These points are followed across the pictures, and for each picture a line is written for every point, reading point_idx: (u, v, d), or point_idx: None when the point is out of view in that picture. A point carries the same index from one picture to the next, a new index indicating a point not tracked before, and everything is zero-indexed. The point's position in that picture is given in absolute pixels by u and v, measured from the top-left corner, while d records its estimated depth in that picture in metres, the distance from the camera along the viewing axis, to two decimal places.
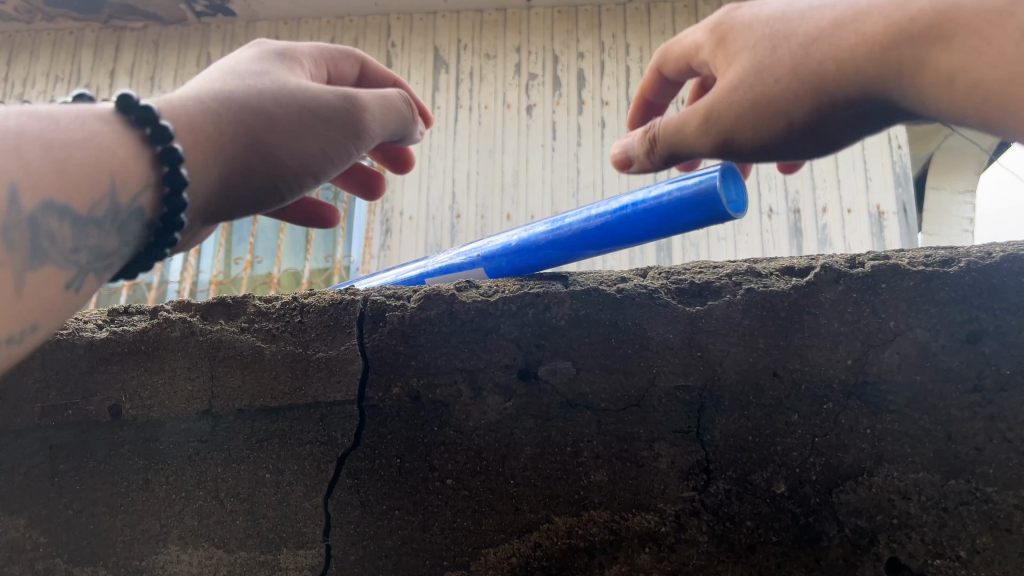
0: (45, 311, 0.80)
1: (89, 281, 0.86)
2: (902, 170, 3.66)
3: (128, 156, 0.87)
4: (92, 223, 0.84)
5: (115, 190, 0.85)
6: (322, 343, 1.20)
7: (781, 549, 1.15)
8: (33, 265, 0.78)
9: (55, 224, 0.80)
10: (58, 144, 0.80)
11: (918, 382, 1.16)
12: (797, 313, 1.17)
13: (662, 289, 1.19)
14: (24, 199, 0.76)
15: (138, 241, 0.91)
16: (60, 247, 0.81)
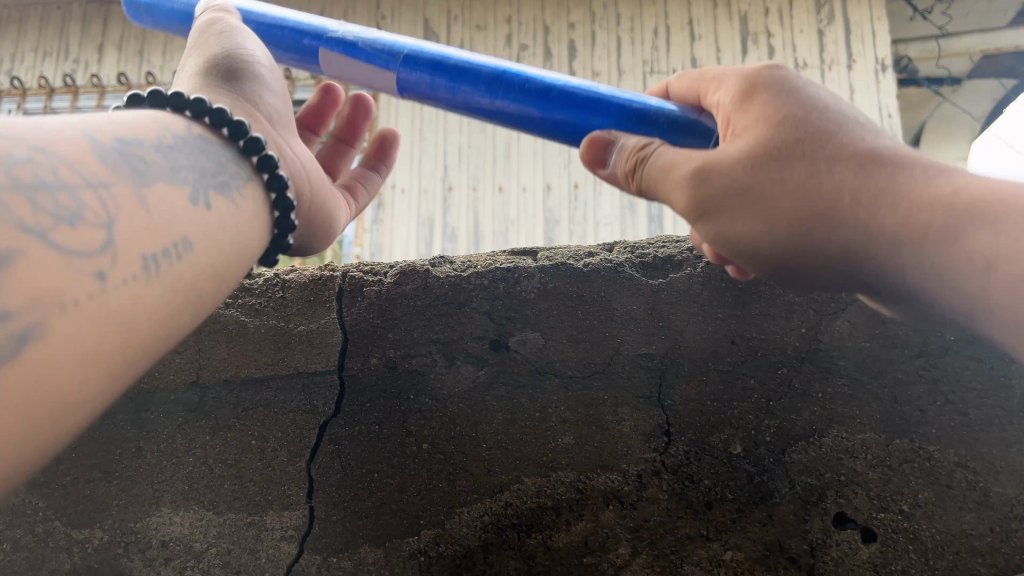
0: (190, 226, 0.85)
1: (214, 197, 0.92)
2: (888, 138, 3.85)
3: (162, 114, 0.94)
4: (175, 149, 0.90)
5: (164, 126, 0.92)
6: (303, 318, 1.29)
7: (736, 506, 1.22)
8: (155, 184, 0.82)
9: (147, 152, 0.84)
10: (99, 109, 0.85)
11: (867, 348, 1.24)
12: (755, 284, 1.25)
13: (626, 263, 1.28)
14: (104, 136, 0.81)
15: (234, 165, 0.99)
16: (166, 168, 0.86)
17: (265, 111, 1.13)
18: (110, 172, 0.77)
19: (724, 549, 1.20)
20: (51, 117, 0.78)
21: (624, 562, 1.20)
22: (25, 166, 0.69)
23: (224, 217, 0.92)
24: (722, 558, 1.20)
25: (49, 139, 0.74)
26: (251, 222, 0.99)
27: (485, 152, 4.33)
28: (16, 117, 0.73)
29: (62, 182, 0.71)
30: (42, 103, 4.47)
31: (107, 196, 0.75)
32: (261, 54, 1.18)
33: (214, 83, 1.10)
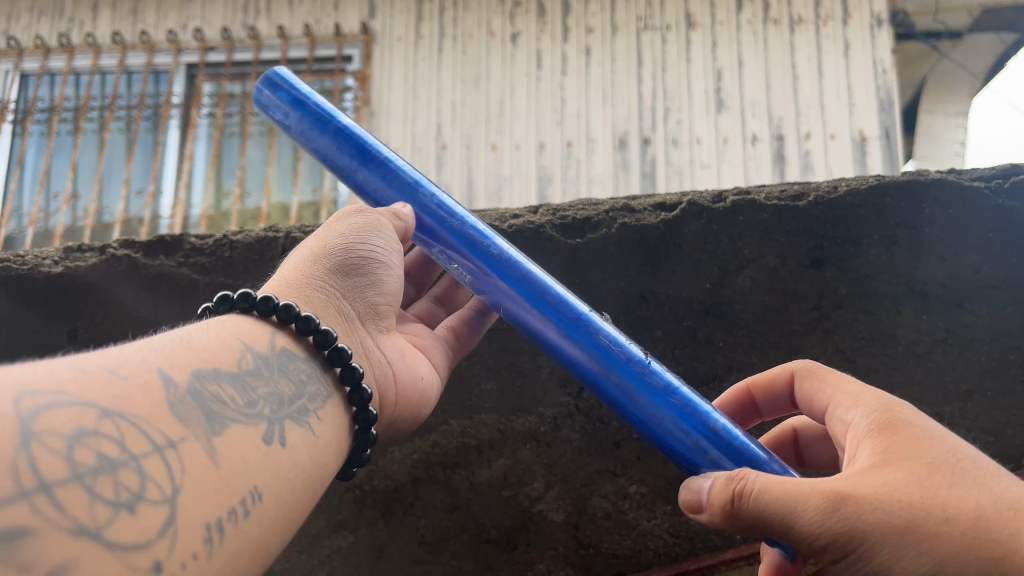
0: (262, 474, 0.74)
1: (291, 429, 0.81)
2: (885, 95, 4.21)
3: (244, 325, 0.87)
4: (250, 375, 0.81)
5: (246, 349, 0.84)
6: (250, 275, 1.39)
7: (642, 445, 1.34)
8: (225, 429, 0.73)
9: (219, 387, 0.76)
10: (170, 339, 0.79)
11: (766, 302, 1.39)
12: (664, 243, 1.38)
13: (547, 224, 1.38)
14: (180, 376, 0.74)
15: (315, 382, 0.89)
16: (239, 406, 0.77)
17: (368, 310, 1.04)
18: (180, 425, 0.69)
19: (630, 483, 1.34)
20: (118, 361, 0.70)
21: (539, 495, 1.34)
22: (88, 444, 0.61)
23: (300, 453, 0.81)
24: (628, 491, 1.34)
25: (118, 396, 0.66)
26: (332, 444, 0.88)
27: (477, 109, 4.44)
28: (83, 369, 0.67)
29: (126, 454, 0.63)
30: (38, 63, 4.61)
31: (172, 456, 0.66)
32: (384, 246, 1.05)
33: (325, 281, 1.00)
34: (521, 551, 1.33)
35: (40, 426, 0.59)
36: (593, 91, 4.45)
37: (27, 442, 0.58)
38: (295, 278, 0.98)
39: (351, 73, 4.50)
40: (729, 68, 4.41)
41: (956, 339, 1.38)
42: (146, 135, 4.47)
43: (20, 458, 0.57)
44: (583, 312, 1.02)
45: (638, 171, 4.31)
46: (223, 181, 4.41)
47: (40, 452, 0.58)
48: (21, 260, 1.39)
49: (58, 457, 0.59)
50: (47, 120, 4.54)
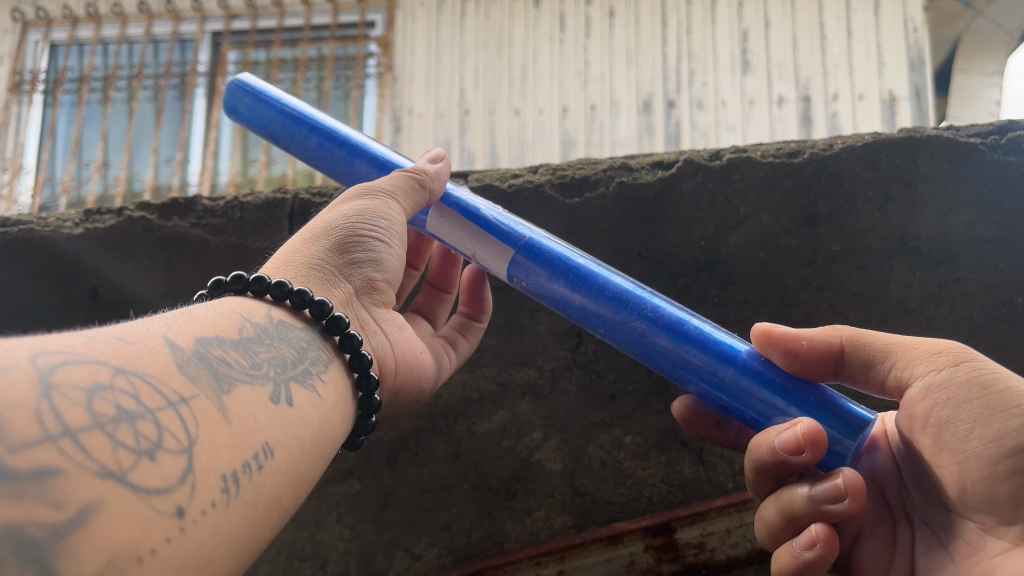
0: (272, 430, 0.73)
1: (296, 391, 0.79)
2: (915, 54, 4.15)
3: (241, 304, 0.85)
4: (253, 343, 0.80)
5: (244, 320, 0.82)
6: (259, 236, 1.45)
7: (637, 397, 1.40)
8: (231, 389, 0.71)
9: (222, 351, 0.75)
10: (167, 312, 0.77)
11: (760, 259, 1.42)
12: (661, 201, 1.40)
13: (546, 184, 1.42)
14: (184, 341, 0.72)
15: (315, 348, 0.87)
16: (244, 368, 0.75)
17: (367, 286, 1.02)
18: (191, 383, 0.68)
19: (625, 434, 1.40)
20: (127, 328, 0.69)
21: (538, 445, 1.40)
22: (105, 397, 0.60)
23: (307, 413, 0.79)
24: (623, 442, 1.40)
25: (128, 357, 0.65)
26: (336, 412, 0.86)
27: (500, 73, 4.45)
28: (92, 335, 0.65)
29: (142, 407, 0.62)
30: (67, 33, 4.70)
31: (187, 411, 0.65)
32: (388, 226, 1.03)
33: (323, 258, 0.98)
34: (519, 499, 1.39)
35: (58, 379, 0.58)
36: (617, 55, 4.44)
37: (48, 392, 0.57)
38: (291, 258, 0.96)
39: (374, 39, 4.52)
40: (755, 30, 4.37)
41: (948, 294, 1.41)
42: (173, 103, 4.54)
43: (44, 405, 0.56)
44: (590, 266, 1.02)
45: (662, 136, 4.29)
46: (250, 148, 4.47)
47: (61, 402, 0.57)
48: (45, 222, 1.46)
49: (78, 408, 0.58)
50: (78, 90, 4.63)
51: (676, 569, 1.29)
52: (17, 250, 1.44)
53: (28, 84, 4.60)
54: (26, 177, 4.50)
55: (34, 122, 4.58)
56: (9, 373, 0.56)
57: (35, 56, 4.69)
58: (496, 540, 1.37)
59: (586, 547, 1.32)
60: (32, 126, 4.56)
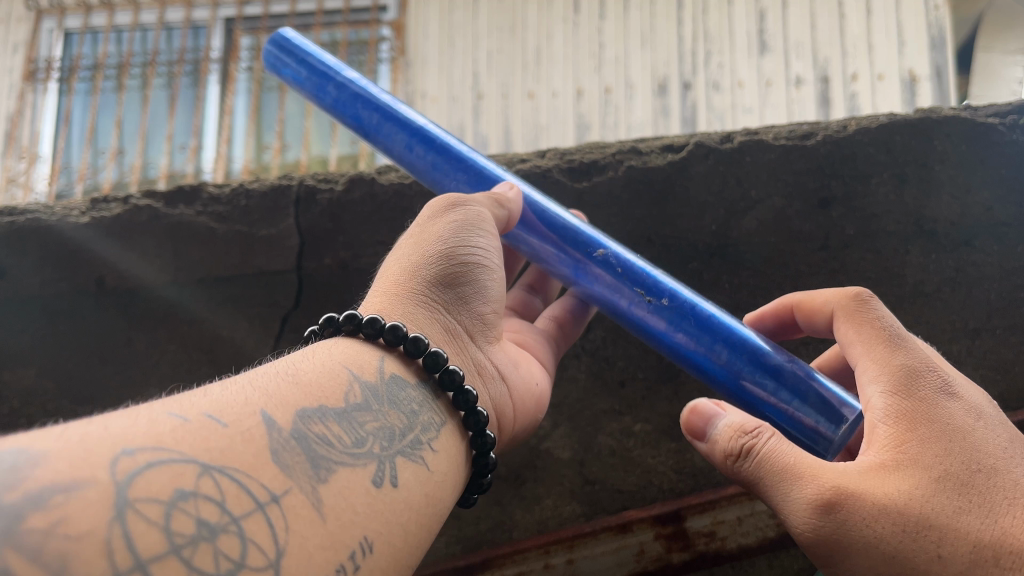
0: (372, 521, 0.71)
1: (402, 466, 0.78)
2: (936, 33, 4.06)
3: (351, 352, 0.84)
4: (362, 409, 0.78)
5: (353, 380, 0.81)
6: (265, 223, 1.44)
7: (646, 384, 1.38)
8: (330, 475, 0.70)
9: (325, 426, 0.74)
10: (274, 374, 0.77)
11: (772, 243, 1.40)
12: (671, 185, 1.37)
13: (555, 168, 1.40)
14: (284, 418, 0.71)
15: (427, 411, 0.85)
16: (346, 446, 0.74)
17: (477, 322, 1.00)
18: (283, 476, 0.67)
19: (635, 422, 1.38)
20: (223, 409, 0.69)
21: (546, 433, 1.39)
22: (186, 510, 0.59)
23: (412, 491, 0.77)
24: (633, 429, 1.39)
25: (217, 448, 0.65)
26: (443, 478, 0.84)
27: (513, 57, 4.41)
28: (185, 417, 0.66)
29: (226, 517, 0.61)
30: (81, 21, 4.70)
31: (275, 512, 0.64)
32: (488, 251, 1.01)
33: (429, 298, 0.96)
34: (528, 486, 1.39)
35: (137, 493, 0.58)
36: (632, 37, 4.39)
37: (122, 512, 0.56)
38: (394, 297, 0.94)
39: (386, 23, 4.49)
40: (773, 9, 4.30)
41: (965, 278, 1.39)
42: (187, 90, 4.54)
43: (114, 532, 0.55)
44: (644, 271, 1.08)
45: (679, 118, 4.24)
46: (263, 134, 4.45)
47: (136, 524, 0.56)
48: (52, 211, 1.44)
49: (155, 528, 0.57)
50: (92, 78, 4.65)
51: (686, 558, 1.28)
52: (24, 239, 1.42)
53: (42, 72, 4.61)
54: (42, 165, 4.52)
55: (49, 110, 4.59)
56: (85, 490, 0.57)
57: (49, 44, 4.70)
58: (505, 528, 1.38)
59: (595, 536, 1.31)
60: (49, 114, 4.58)
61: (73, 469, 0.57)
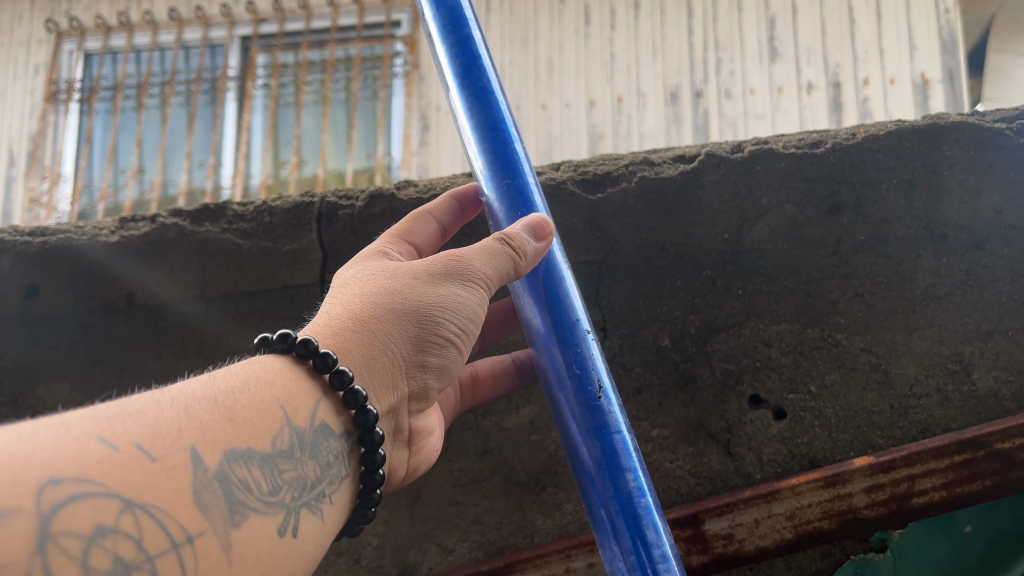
0: (269, 569, 0.77)
1: (304, 519, 0.84)
2: (948, 36, 4.14)
3: (289, 385, 0.89)
4: (284, 456, 0.83)
5: (285, 423, 0.85)
6: (288, 238, 1.48)
7: (662, 389, 1.43)
8: (242, 521, 0.75)
9: (248, 472, 0.78)
10: (211, 405, 0.80)
11: (784, 249, 1.42)
12: (684, 195, 1.39)
13: (568, 181, 1.39)
14: (212, 458, 0.75)
15: (338, 464, 0.92)
16: (263, 493, 0.79)
17: (421, 390, 1.05)
18: (201, 517, 0.72)
19: (653, 426, 1.42)
20: (153, 439, 0.72)
21: None
22: (104, 548, 0.63)
23: (308, 538, 0.84)
24: (651, 435, 1.41)
25: (143, 484, 0.69)
26: (336, 520, 0.91)
27: (527, 68, 4.44)
28: (116, 446, 0.69)
29: (142, 554, 0.65)
30: (100, 42, 4.78)
31: (188, 553, 0.69)
32: (463, 332, 1.05)
33: (398, 349, 0.99)
34: (549, 492, 1.42)
35: (58, 527, 0.62)
36: (643, 46, 4.41)
37: (44, 544, 0.60)
38: (372, 335, 0.97)
39: (400, 39, 4.51)
40: (783, 16, 4.33)
41: (976, 280, 1.40)
42: (205, 108, 4.63)
43: (36, 563, 0.59)
44: (582, 330, 1.07)
45: (690, 126, 4.27)
46: (280, 150, 4.54)
47: (56, 557, 0.60)
48: (83, 231, 1.50)
49: (73, 563, 0.61)
50: (112, 100, 4.72)
51: (705, 561, 1.29)
52: (56, 259, 1.48)
53: (64, 94, 4.70)
54: (64, 185, 4.60)
55: (72, 130, 4.69)
56: (11, 520, 0.60)
57: (69, 65, 4.77)
58: (527, 534, 1.41)
59: None
60: (71, 134, 4.68)
61: (1, 498, 0.60)
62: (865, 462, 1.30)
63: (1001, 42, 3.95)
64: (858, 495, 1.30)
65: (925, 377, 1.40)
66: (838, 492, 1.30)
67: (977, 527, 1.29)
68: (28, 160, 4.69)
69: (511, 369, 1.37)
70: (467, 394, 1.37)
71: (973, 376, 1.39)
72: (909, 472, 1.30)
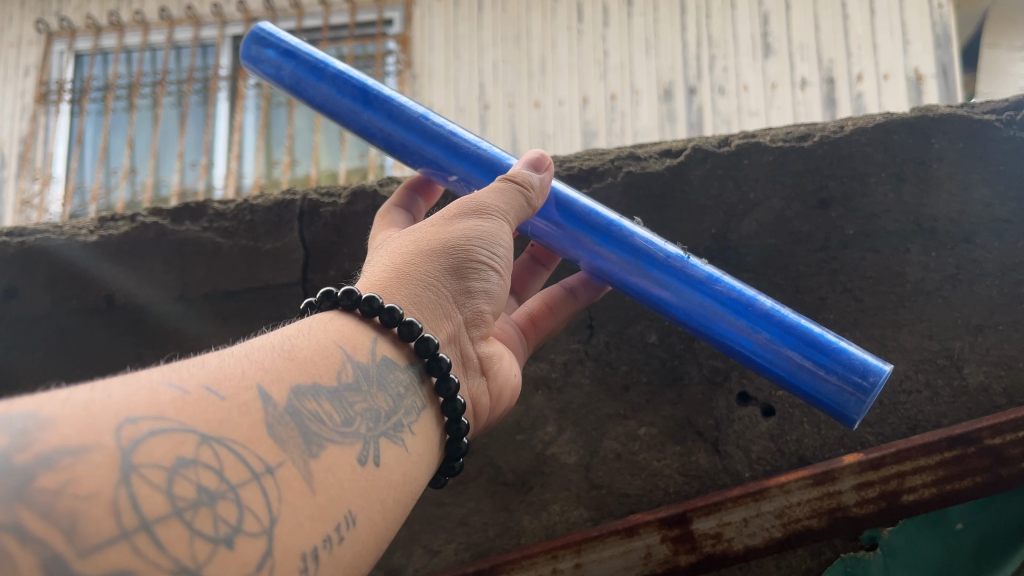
0: (357, 497, 0.73)
1: (384, 447, 0.79)
2: (941, 31, 4.08)
3: (344, 329, 0.84)
4: (352, 389, 0.79)
5: (346, 359, 0.81)
6: (269, 237, 1.47)
7: (649, 387, 1.41)
8: (321, 450, 0.71)
9: (318, 403, 0.74)
10: (270, 348, 0.76)
11: (772, 245, 1.40)
12: (670, 190, 1.38)
13: (555, 175, 1.42)
14: (279, 392, 0.71)
15: (411, 395, 0.87)
16: (336, 424, 0.74)
17: (477, 318, 1.01)
18: (278, 449, 0.67)
19: (640, 425, 1.40)
20: (219, 378, 0.68)
21: (552, 438, 1.42)
22: (187, 477, 0.59)
23: (392, 471, 0.79)
24: (638, 433, 1.40)
25: (217, 420, 0.64)
26: (420, 458, 0.86)
27: (519, 66, 4.44)
28: (184, 388, 0.65)
29: (224, 484, 0.61)
30: (91, 43, 4.75)
31: (270, 483, 0.65)
32: (498, 252, 1.02)
33: (440, 281, 0.96)
34: (536, 492, 1.41)
35: (140, 459, 0.58)
36: (636, 43, 4.40)
37: (128, 476, 0.56)
38: (408, 274, 0.94)
39: (392, 37, 4.53)
40: (777, 12, 4.31)
41: (966, 274, 1.38)
42: (197, 108, 4.59)
43: (121, 494, 0.55)
44: (612, 220, 1.11)
45: (684, 122, 4.25)
46: (273, 150, 4.52)
47: (141, 488, 0.56)
48: (61, 231, 1.48)
49: (158, 492, 0.57)
50: (103, 100, 4.69)
51: (694, 561, 1.28)
52: (36, 259, 1.47)
53: (54, 94, 4.67)
54: (56, 186, 4.56)
55: (63, 131, 4.65)
56: (90, 454, 0.56)
57: (60, 66, 4.74)
58: (513, 535, 1.39)
59: (602, 541, 1.31)
60: (63, 134, 4.63)
61: (79, 433, 0.57)
62: (853, 459, 1.28)
63: (997, 35, 3.92)
64: (848, 492, 1.28)
65: (915, 372, 1.38)
66: (827, 490, 1.28)
67: (968, 524, 1.28)
68: (19, 161, 4.66)
69: (564, 298, 1.30)
70: (530, 338, 1.28)
71: (964, 371, 1.37)
72: (899, 468, 1.28)
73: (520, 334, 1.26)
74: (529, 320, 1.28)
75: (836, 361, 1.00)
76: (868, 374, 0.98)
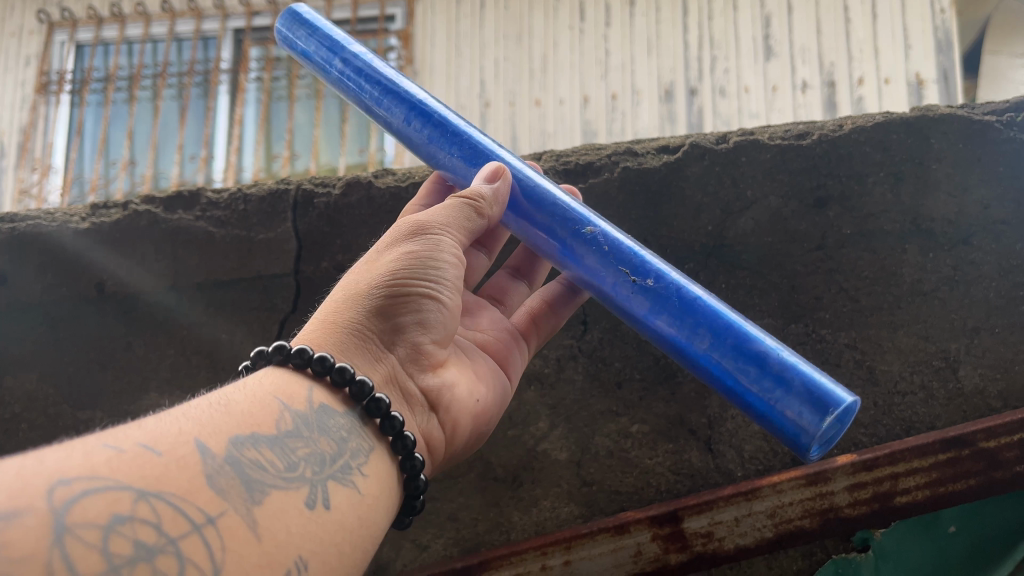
0: (306, 541, 0.73)
1: (333, 491, 0.79)
2: (942, 36, 4.07)
3: (281, 381, 0.86)
4: (292, 437, 0.80)
5: (284, 408, 0.82)
6: (263, 228, 1.45)
7: (643, 384, 1.40)
8: (264, 497, 0.72)
9: (257, 452, 0.75)
10: (207, 405, 0.78)
11: (769, 243, 1.39)
12: (666, 187, 1.37)
13: (550, 170, 1.41)
14: (216, 444, 0.73)
15: (356, 437, 0.87)
16: (279, 470, 0.75)
17: (414, 352, 1.01)
18: (219, 498, 0.69)
19: (632, 422, 1.39)
20: (154, 435, 0.70)
21: (543, 434, 1.41)
22: (124, 534, 0.61)
23: (344, 513, 0.79)
24: (630, 430, 1.39)
25: (153, 476, 0.66)
26: (379, 500, 0.86)
27: (521, 64, 4.43)
28: (121, 447, 0.67)
29: (163, 538, 0.62)
30: (92, 33, 4.72)
31: (212, 534, 0.66)
32: (433, 285, 1.02)
33: (364, 325, 0.96)
34: (526, 488, 1.40)
35: (73, 519, 0.59)
36: (638, 43, 4.38)
37: (61, 536, 0.58)
38: (333, 323, 0.95)
39: (394, 33, 4.53)
40: (779, 15, 4.30)
41: (963, 276, 1.37)
42: (196, 101, 4.58)
43: (55, 555, 0.57)
44: (586, 224, 1.08)
45: (684, 123, 4.24)
46: (273, 144, 4.50)
47: (75, 548, 0.58)
48: (51, 218, 1.46)
49: (93, 551, 0.59)
50: (104, 92, 4.68)
51: (683, 559, 1.27)
52: (26, 246, 1.45)
53: (54, 85, 4.65)
54: (54, 177, 4.55)
55: (63, 122, 4.63)
56: (23, 517, 0.58)
57: (62, 56, 4.72)
58: (503, 530, 1.39)
59: (592, 538, 1.30)
60: (62, 124, 4.62)
61: (11, 498, 0.58)
62: (847, 460, 1.27)
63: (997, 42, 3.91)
64: (840, 493, 1.27)
65: (910, 374, 1.37)
66: (819, 490, 1.27)
67: (961, 527, 1.26)
68: (18, 151, 4.65)
69: (565, 293, 1.29)
70: (533, 337, 1.29)
71: (959, 373, 1.36)
72: (892, 470, 1.27)
73: (520, 336, 1.27)
74: (528, 321, 1.28)
75: (794, 389, 0.94)
76: (827, 405, 0.91)
